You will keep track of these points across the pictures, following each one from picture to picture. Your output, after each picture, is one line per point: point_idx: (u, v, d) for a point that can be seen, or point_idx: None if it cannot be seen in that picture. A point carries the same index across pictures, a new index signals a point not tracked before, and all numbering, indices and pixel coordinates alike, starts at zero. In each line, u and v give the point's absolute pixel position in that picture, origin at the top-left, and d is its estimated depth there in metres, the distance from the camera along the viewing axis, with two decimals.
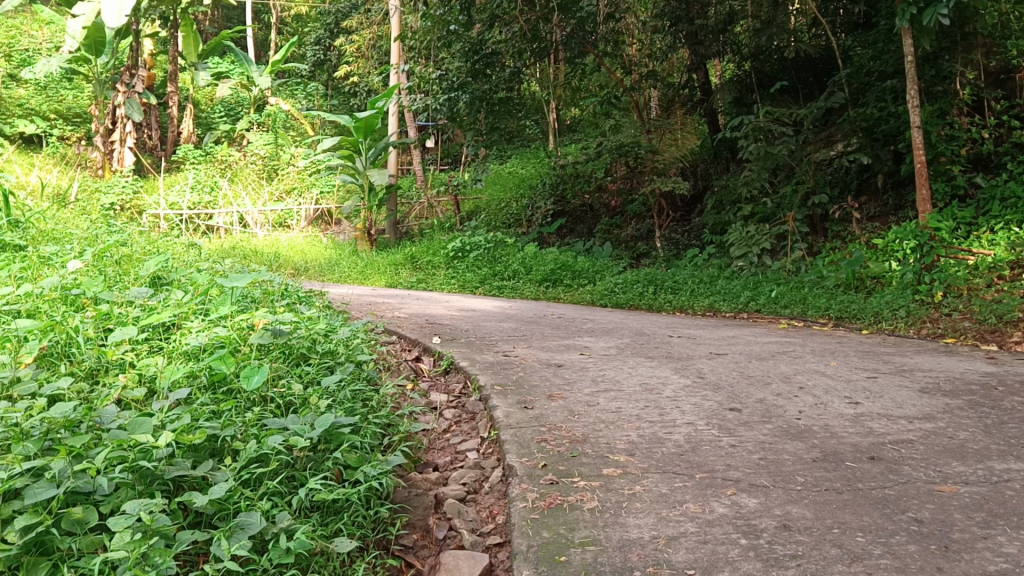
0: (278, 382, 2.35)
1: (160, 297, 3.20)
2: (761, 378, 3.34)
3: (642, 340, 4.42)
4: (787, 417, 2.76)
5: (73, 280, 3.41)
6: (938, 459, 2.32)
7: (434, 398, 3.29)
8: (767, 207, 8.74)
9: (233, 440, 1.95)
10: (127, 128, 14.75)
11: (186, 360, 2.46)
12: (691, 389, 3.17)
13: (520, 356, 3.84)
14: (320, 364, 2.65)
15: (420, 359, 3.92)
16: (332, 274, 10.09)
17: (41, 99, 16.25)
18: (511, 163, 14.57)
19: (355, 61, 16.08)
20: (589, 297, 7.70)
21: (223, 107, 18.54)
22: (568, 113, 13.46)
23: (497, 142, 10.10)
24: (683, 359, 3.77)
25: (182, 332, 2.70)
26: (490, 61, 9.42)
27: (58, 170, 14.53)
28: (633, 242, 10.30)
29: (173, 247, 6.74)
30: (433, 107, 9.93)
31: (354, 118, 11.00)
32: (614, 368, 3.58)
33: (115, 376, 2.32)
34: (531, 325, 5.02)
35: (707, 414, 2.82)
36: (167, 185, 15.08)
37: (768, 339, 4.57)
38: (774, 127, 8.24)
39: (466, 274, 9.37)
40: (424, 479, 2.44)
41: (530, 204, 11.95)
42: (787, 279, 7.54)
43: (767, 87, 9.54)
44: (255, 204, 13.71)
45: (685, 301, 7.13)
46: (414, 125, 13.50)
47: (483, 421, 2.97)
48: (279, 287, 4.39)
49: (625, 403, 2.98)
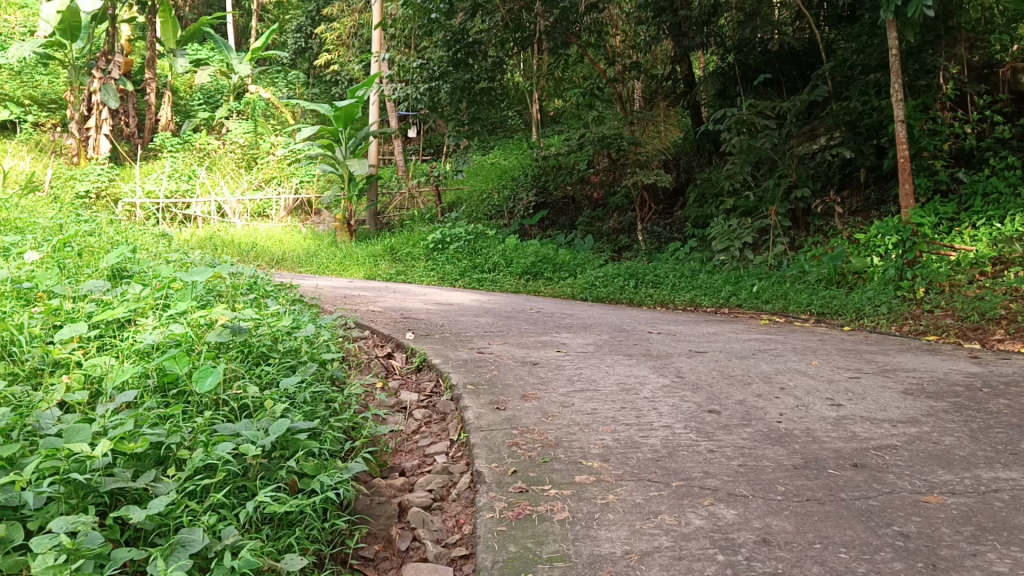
0: (234, 383, 2.24)
1: (117, 292, 3.08)
2: (741, 378, 3.24)
3: (620, 336, 4.31)
4: (768, 420, 2.66)
5: (27, 273, 3.28)
6: (923, 466, 2.23)
7: (404, 397, 3.18)
8: (749, 200, 8.67)
9: (179, 448, 1.83)
10: (104, 115, 14.62)
11: (137, 360, 2.34)
12: (669, 389, 3.07)
13: (494, 353, 3.73)
14: (281, 364, 2.53)
15: (391, 356, 3.80)
16: (309, 265, 9.93)
17: (16, 85, 15.96)
18: (494, 154, 14.42)
19: (336, 49, 15.86)
20: (569, 291, 7.60)
21: (203, 94, 18.27)
22: (552, 103, 13.32)
23: (478, 133, 9.98)
24: (662, 357, 3.67)
25: (136, 330, 2.58)
26: (472, 50, 9.25)
27: (32, 157, 14.27)
28: (615, 234, 10.21)
29: (144, 237, 6.58)
30: (414, 97, 9.78)
31: (333, 107, 10.83)
32: (590, 366, 3.47)
33: (58, 378, 2.20)
34: (508, 319, 4.90)
35: (685, 417, 2.72)
36: (144, 173, 14.83)
37: (749, 337, 4.48)
38: (757, 120, 8.15)
39: (446, 266, 9.24)
40: (388, 485, 2.32)
41: (512, 195, 11.82)
42: (769, 274, 7.47)
43: (750, 80, 9.50)
44: (233, 193, 13.53)
45: (666, 295, 7.04)
46: (395, 114, 13.33)
47: (454, 422, 2.86)
48: (249, 280, 4.25)
49: (600, 404, 2.88)
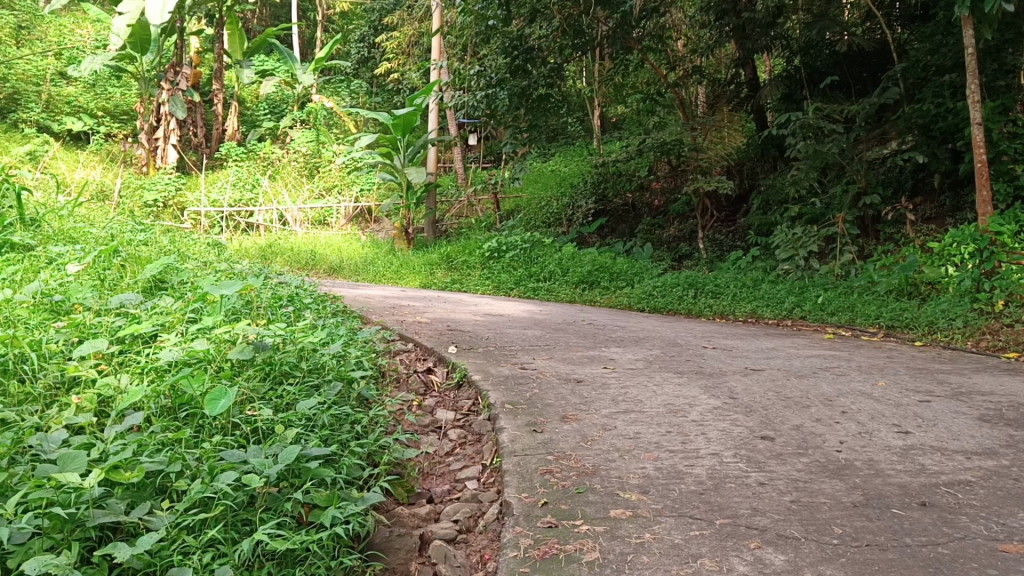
0: (249, 405, 2.13)
1: (147, 306, 3.02)
2: (799, 400, 3.01)
3: (672, 351, 4.11)
4: (826, 449, 2.44)
5: (61, 285, 3.25)
6: (1002, 508, 1.99)
7: (440, 416, 3.04)
8: (816, 207, 8.35)
9: (180, 477, 1.72)
10: (172, 125, 14.86)
11: (153, 379, 2.25)
12: (720, 412, 2.86)
13: (537, 369, 3.56)
14: (303, 383, 2.42)
15: (432, 370, 3.67)
16: (366, 274, 9.90)
17: (89, 97, 16.36)
18: (554, 161, 14.27)
19: (397, 57, 15.88)
20: (626, 301, 7.38)
21: (267, 104, 18.50)
22: (613, 110, 13.10)
23: (536, 140, 9.81)
24: (715, 375, 3.46)
25: (157, 346, 2.49)
26: (530, 57, 9.07)
27: (103, 168, 14.60)
28: (675, 242, 9.93)
29: (197, 247, 6.58)
30: (471, 104, 9.65)
31: (392, 115, 10.77)
32: (637, 384, 3.27)
33: (69, 397, 2.12)
34: (557, 332, 4.73)
35: (735, 444, 2.51)
36: (210, 182, 15.08)
37: (811, 353, 4.23)
38: (824, 123, 7.82)
39: (501, 275, 9.09)
40: (412, 514, 2.18)
41: (571, 203, 11.60)
42: (836, 284, 7.15)
43: (816, 83, 9.20)
44: (295, 202, 13.64)
45: (726, 306, 6.79)
46: (454, 121, 13.26)
47: (489, 444, 2.71)
48: (289, 292, 4.17)
49: (644, 428, 2.69)
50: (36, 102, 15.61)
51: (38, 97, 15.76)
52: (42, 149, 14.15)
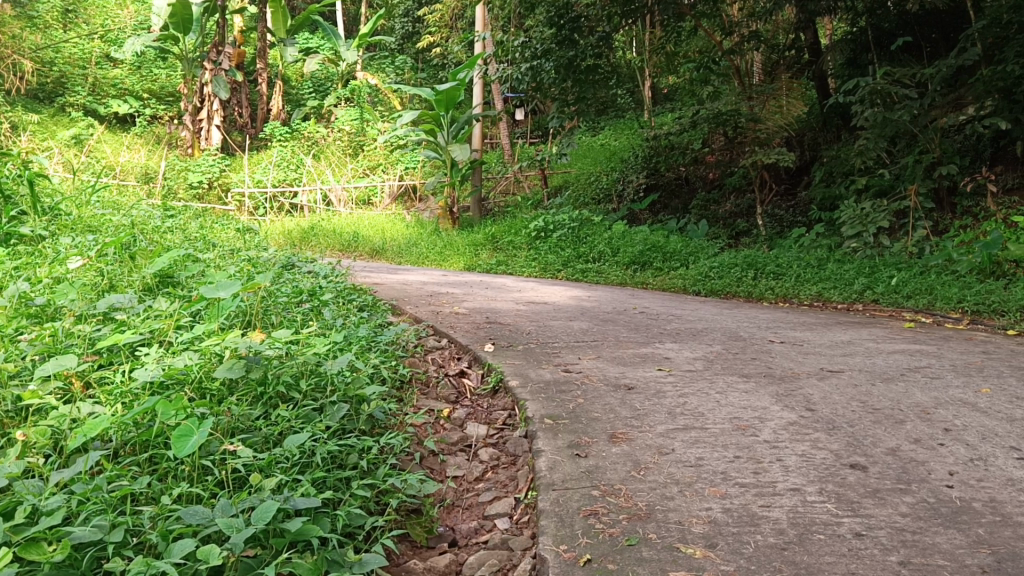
0: (227, 440, 1.77)
1: (140, 309, 2.67)
2: (891, 414, 2.56)
3: (736, 347, 3.66)
4: (933, 485, 2.01)
5: (48, 287, 2.94)
6: None
7: (470, 432, 2.66)
8: (885, 179, 7.80)
9: (121, 549, 1.37)
10: (214, 106, 14.62)
11: (125, 405, 1.92)
12: (797, 429, 2.43)
13: (582, 372, 3.14)
14: (303, 406, 2.05)
15: (465, 373, 3.28)
16: (408, 257, 9.58)
17: (135, 79, 16.26)
18: (603, 135, 13.75)
19: (438, 30, 15.42)
20: (680, 283, 6.89)
21: (313, 83, 18.18)
22: (664, 81, 12.43)
23: (584, 113, 9.37)
24: (787, 380, 3.01)
25: (134, 365, 2.15)
26: (577, 25, 8.54)
27: (148, 151, 14.48)
28: (732, 218, 9.38)
29: (226, 233, 6.28)
30: (515, 77, 9.24)
31: (434, 91, 10.32)
32: (697, 392, 2.85)
33: (15, 433, 1.78)
34: (605, 324, 4.30)
35: (819, 476, 2.08)
36: (254, 163, 14.86)
37: (894, 347, 3.74)
38: (894, 89, 7.17)
39: (548, 255, 8.63)
40: (427, 569, 1.81)
41: (621, 177, 11.02)
42: (910, 263, 6.58)
43: (884, 46, 8.58)
44: (339, 182, 13.27)
45: (789, 288, 6.28)
46: (500, 97, 12.78)
47: (525, 470, 2.33)
48: (310, 287, 3.82)
49: (707, 452, 2.27)
50: (82, 85, 15.63)
51: (85, 80, 15.78)
52: (87, 133, 14.13)
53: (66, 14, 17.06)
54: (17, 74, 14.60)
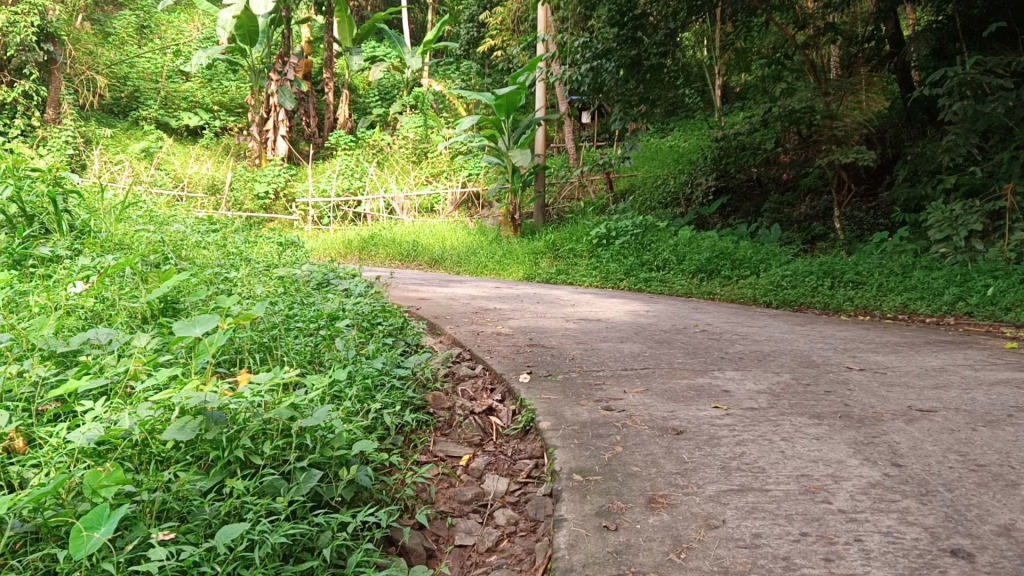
0: (161, 530, 1.45)
1: (118, 345, 2.39)
2: (999, 474, 2.08)
3: (808, 377, 3.18)
4: None
5: (30, 320, 2.69)
6: None
7: (488, 487, 2.28)
8: (976, 177, 7.14)
9: None
10: (280, 116, 14.55)
11: (54, 474, 1.61)
12: (881, 496, 1.97)
13: (626, 411, 2.72)
14: (265, 474, 1.70)
15: (495, 409, 2.90)
16: (467, 265, 9.27)
17: (205, 92, 16.36)
18: (672, 136, 13.23)
19: (501, 33, 15.08)
20: (750, 293, 6.37)
21: (379, 90, 18.08)
22: (735, 79, 11.84)
23: (650, 115, 8.93)
24: (868, 423, 2.54)
25: (80, 421, 1.85)
26: (641, 23, 8.03)
27: (214, 161, 14.53)
28: (807, 221, 8.78)
29: (268, 246, 6.03)
30: (576, 79, 8.71)
31: (495, 95, 9.92)
32: (758, 440, 2.40)
33: None
34: (660, 346, 3.87)
35: (909, 568, 1.63)
36: (319, 172, 14.77)
37: (996, 377, 3.21)
38: (987, 79, 6.49)
39: (611, 263, 8.17)
40: None
41: (689, 180, 10.48)
42: (1008, 270, 5.93)
43: (974, 33, 7.90)
44: (402, 190, 13.00)
45: (870, 299, 5.73)
46: (564, 99, 12.34)
47: (542, 543, 1.94)
48: (332, 309, 3.49)
49: (765, 527, 1.84)
50: (154, 99, 15.82)
51: (157, 94, 15.99)
52: (156, 146, 14.26)
53: (140, 30, 17.44)
54: (91, 89, 14.81)
